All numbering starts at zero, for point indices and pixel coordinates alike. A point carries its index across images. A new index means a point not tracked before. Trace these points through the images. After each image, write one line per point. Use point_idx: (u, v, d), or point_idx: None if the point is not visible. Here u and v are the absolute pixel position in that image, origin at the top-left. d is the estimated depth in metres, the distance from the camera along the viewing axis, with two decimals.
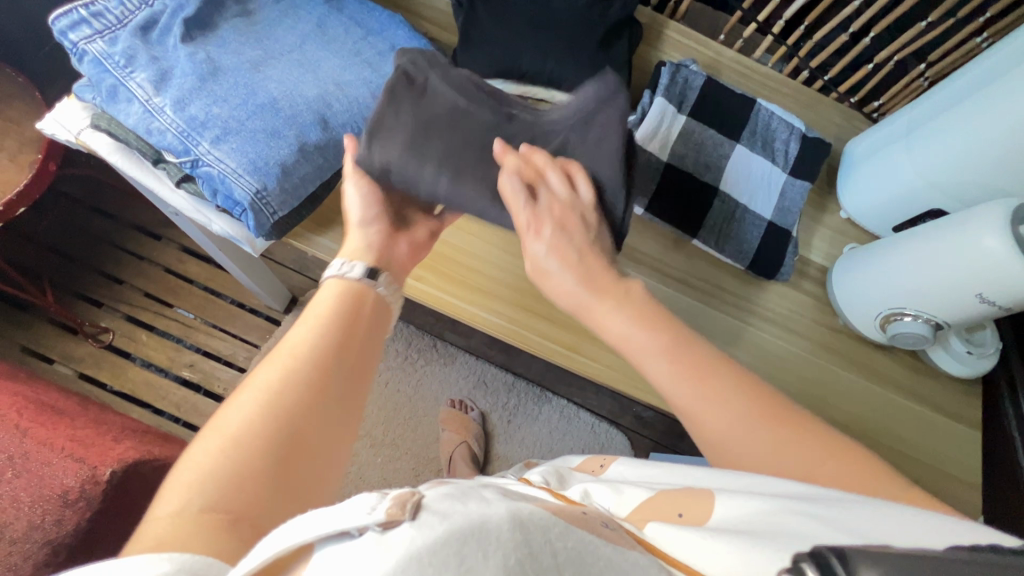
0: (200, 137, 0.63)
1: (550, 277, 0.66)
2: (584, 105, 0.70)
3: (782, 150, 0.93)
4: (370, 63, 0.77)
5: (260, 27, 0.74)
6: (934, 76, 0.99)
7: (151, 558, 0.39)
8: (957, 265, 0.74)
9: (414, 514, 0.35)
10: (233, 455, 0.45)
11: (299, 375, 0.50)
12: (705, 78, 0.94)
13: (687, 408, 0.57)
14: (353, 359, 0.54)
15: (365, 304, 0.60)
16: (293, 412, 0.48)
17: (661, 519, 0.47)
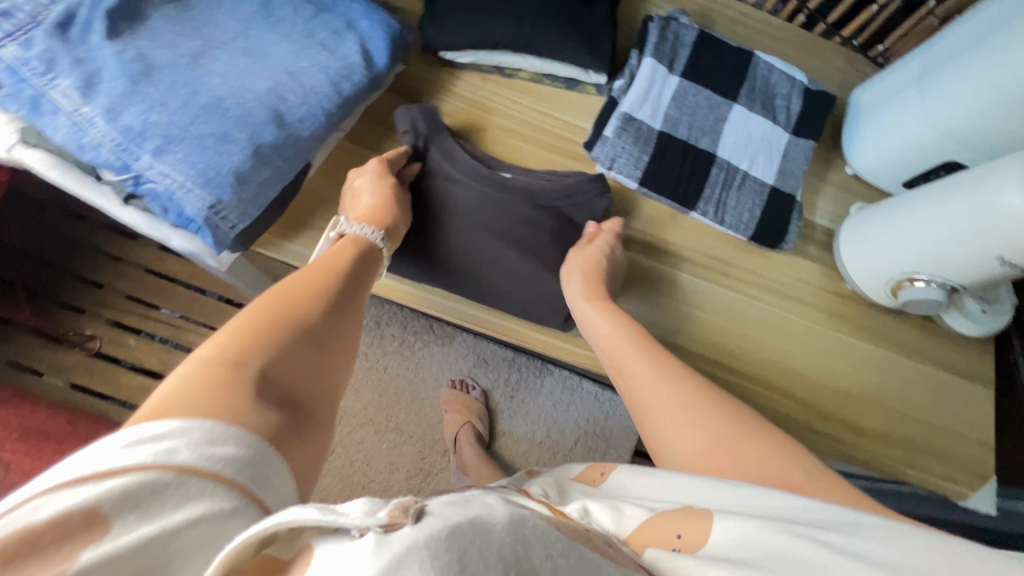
0: (140, 149, 0.57)
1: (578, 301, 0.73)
2: (542, 194, 0.77)
3: (783, 107, 0.86)
4: (326, 44, 0.69)
5: (196, 13, 0.66)
6: (945, 13, 0.90)
7: (210, 425, 0.35)
8: (977, 225, 0.69)
9: (416, 519, 0.33)
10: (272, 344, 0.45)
11: (316, 290, 0.54)
12: (697, 33, 0.86)
13: (664, 418, 0.57)
14: (360, 292, 0.59)
15: (368, 255, 0.65)
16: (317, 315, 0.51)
17: (660, 543, 0.45)
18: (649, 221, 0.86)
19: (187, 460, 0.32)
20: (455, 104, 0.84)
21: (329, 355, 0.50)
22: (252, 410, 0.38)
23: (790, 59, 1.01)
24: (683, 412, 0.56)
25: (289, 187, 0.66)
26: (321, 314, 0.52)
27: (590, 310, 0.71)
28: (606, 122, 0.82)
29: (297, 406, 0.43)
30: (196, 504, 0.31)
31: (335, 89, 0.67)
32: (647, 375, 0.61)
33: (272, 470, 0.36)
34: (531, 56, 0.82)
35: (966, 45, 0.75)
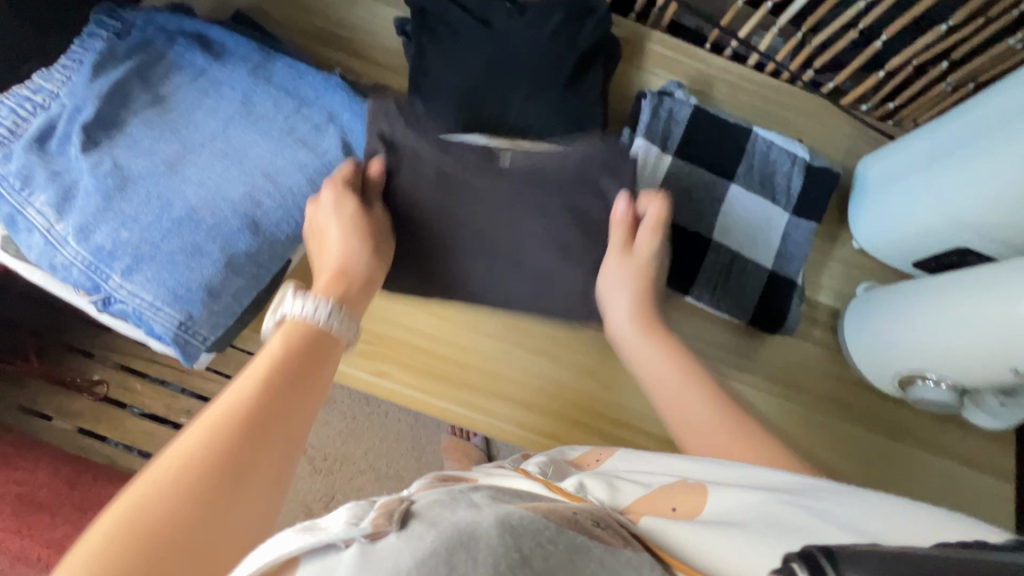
0: (110, 270, 0.56)
1: (608, 303, 0.68)
2: (559, 177, 0.63)
3: (783, 186, 0.83)
4: (306, 140, 0.69)
5: (176, 115, 0.65)
6: (958, 80, 0.89)
7: None
8: (985, 333, 0.65)
9: (401, 524, 0.37)
10: (117, 561, 0.34)
11: (225, 429, 0.41)
12: (691, 109, 0.83)
13: (725, 445, 0.54)
14: (296, 408, 0.45)
15: (312, 344, 0.51)
16: (191, 499, 0.38)
17: (655, 513, 0.48)
18: None
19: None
20: None
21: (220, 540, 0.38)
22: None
23: (794, 124, 0.97)
24: (729, 450, 0.54)
25: (266, 291, 0.65)
26: (217, 473, 0.39)
27: (646, 350, 0.65)
28: None
29: None
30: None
31: (313, 187, 0.66)
32: (707, 419, 0.57)
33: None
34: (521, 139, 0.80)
35: (977, 129, 0.71)
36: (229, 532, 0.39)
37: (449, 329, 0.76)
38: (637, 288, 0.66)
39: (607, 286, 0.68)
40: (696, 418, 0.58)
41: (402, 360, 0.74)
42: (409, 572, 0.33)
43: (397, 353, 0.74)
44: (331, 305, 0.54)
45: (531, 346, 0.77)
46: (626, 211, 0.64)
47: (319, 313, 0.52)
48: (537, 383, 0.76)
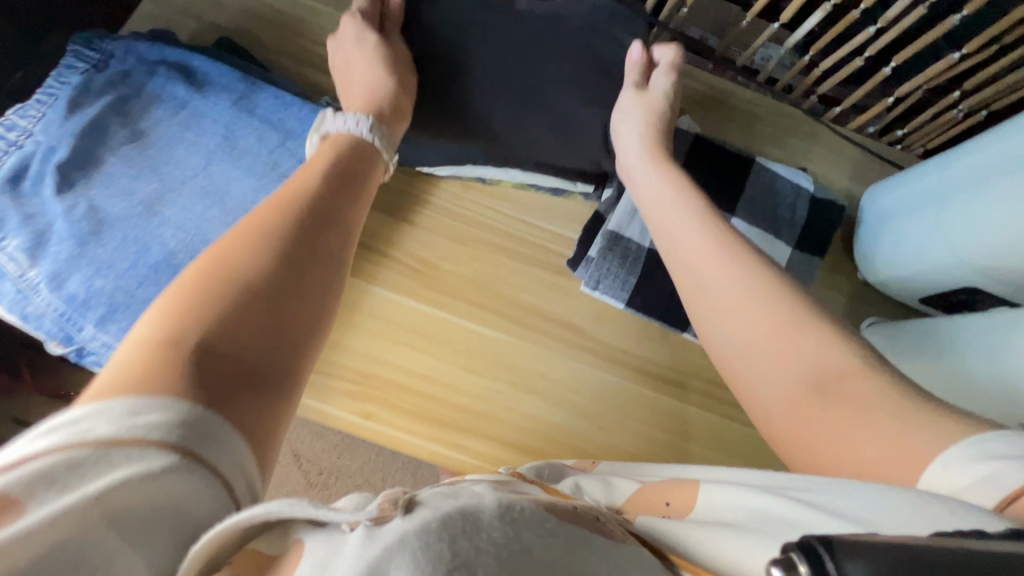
0: (84, 319, 0.54)
1: (618, 118, 0.78)
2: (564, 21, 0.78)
3: (788, 219, 0.80)
4: (290, 176, 0.66)
5: (155, 151, 0.63)
6: (969, 108, 0.87)
7: (112, 408, 0.36)
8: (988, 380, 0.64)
9: (406, 509, 0.38)
10: (218, 297, 0.47)
11: (263, 250, 0.52)
12: (693, 138, 0.81)
13: (721, 300, 0.61)
14: (321, 242, 0.56)
15: (358, 155, 0.65)
16: (268, 254, 0.52)
17: (652, 511, 0.54)
18: (639, 342, 0.80)
19: (105, 434, 0.34)
20: (432, 215, 0.79)
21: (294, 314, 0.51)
22: (180, 381, 0.40)
23: (798, 150, 0.94)
24: (730, 292, 0.61)
25: None
26: (259, 282, 0.49)
27: (646, 168, 0.73)
28: (591, 240, 0.78)
29: (247, 367, 0.45)
30: (120, 469, 0.33)
31: None
32: (708, 247, 0.64)
33: (198, 438, 0.38)
34: (517, 170, 0.79)
35: (990, 171, 0.68)
36: (296, 307, 0.51)
37: (441, 367, 0.74)
38: (655, 110, 0.76)
39: (618, 125, 0.78)
40: (694, 248, 0.65)
41: (391, 400, 0.72)
42: (416, 549, 0.34)
43: (386, 393, 0.72)
44: (372, 127, 0.68)
45: (523, 385, 0.75)
46: (641, 54, 0.79)
47: (356, 125, 0.66)
48: (528, 423, 0.74)
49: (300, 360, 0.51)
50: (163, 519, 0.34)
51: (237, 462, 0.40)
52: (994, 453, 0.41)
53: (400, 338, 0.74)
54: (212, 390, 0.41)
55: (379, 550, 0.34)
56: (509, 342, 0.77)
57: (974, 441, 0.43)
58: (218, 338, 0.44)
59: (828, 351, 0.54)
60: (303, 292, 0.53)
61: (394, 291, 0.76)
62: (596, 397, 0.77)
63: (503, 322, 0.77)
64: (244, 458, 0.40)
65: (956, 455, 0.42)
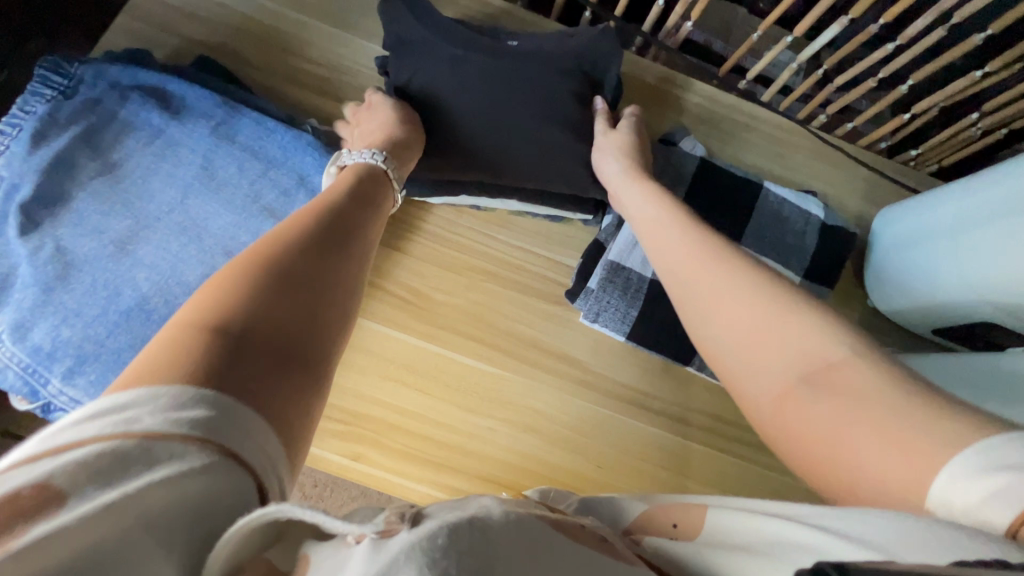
0: (49, 373, 0.52)
1: (603, 163, 0.72)
2: (553, 55, 0.74)
3: (796, 247, 0.76)
4: (272, 208, 0.63)
5: (127, 184, 0.59)
6: (989, 126, 0.82)
7: (150, 394, 0.30)
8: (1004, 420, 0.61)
9: (413, 523, 0.33)
10: (249, 285, 0.42)
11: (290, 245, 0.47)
12: (698, 161, 0.78)
13: (705, 301, 0.55)
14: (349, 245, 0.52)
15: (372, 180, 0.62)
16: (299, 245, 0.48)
17: (659, 533, 0.48)
18: (639, 375, 0.77)
19: (150, 427, 0.28)
20: (424, 243, 0.76)
21: (326, 302, 0.46)
22: (218, 361, 0.35)
23: (807, 171, 0.90)
24: (716, 293, 0.54)
25: None
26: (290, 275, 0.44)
27: (635, 185, 0.68)
28: (591, 270, 0.74)
29: (285, 354, 0.40)
30: (160, 468, 0.27)
31: None
32: (695, 256, 0.58)
33: (241, 434, 0.31)
34: (512, 199, 0.74)
35: (998, 207, 0.66)
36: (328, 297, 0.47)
37: (432, 405, 0.71)
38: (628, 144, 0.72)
39: (596, 160, 0.73)
40: (682, 257, 0.59)
41: (380, 440, 0.70)
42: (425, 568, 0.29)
43: (376, 432, 0.70)
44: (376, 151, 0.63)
45: (518, 422, 0.73)
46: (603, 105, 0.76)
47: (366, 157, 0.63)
48: (523, 461, 0.72)
49: (330, 360, 0.45)
50: (195, 522, 0.28)
51: (275, 460, 0.33)
52: (1005, 463, 0.33)
53: (389, 375, 0.71)
54: (249, 385, 0.35)
55: (387, 565, 0.29)
56: (504, 377, 0.74)
57: (986, 445, 0.35)
58: (253, 323, 0.39)
59: (815, 334, 0.47)
60: (333, 289, 0.47)
61: (383, 324, 0.72)
62: (593, 433, 0.74)
63: (497, 355, 0.74)
64: (280, 459, 0.34)
65: (959, 468, 0.34)
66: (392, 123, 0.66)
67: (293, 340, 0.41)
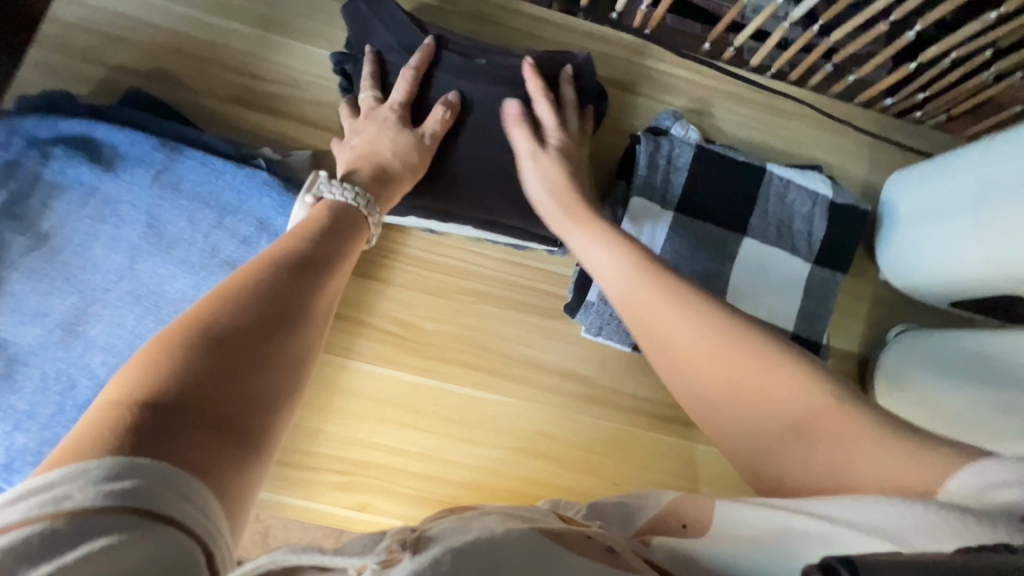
0: (11, 484, 0.48)
1: (529, 190, 0.64)
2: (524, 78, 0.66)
3: (803, 232, 0.72)
4: (234, 261, 0.57)
5: (65, 257, 0.54)
6: (1002, 70, 0.76)
7: (69, 472, 0.26)
8: None
9: (415, 549, 0.31)
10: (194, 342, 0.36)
11: (252, 286, 0.42)
12: (693, 150, 0.71)
13: (663, 329, 0.50)
14: (314, 292, 0.46)
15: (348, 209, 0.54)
16: (259, 296, 0.42)
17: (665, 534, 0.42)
18: (648, 383, 0.73)
19: (84, 502, 0.26)
20: (407, 270, 0.70)
21: (280, 359, 0.40)
22: (146, 427, 0.30)
23: (807, 140, 0.84)
24: (669, 320, 0.50)
25: None
26: (250, 319, 0.40)
27: (567, 226, 0.61)
28: (589, 285, 0.69)
29: (224, 420, 0.34)
30: (96, 541, 0.25)
31: None
32: (651, 285, 0.52)
33: (175, 498, 0.28)
34: (470, 227, 0.67)
35: (1012, 177, 0.62)
36: (283, 352, 0.41)
37: (435, 440, 0.68)
38: (563, 167, 0.64)
39: (524, 183, 0.64)
40: (637, 292, 0.53)
41: (385, 483, 0.67)
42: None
43: (380, 475, 0.67)
44: (365, 194, 0.55)
45: (527, 449, 0.69)
46: (518, 108, 0.64)
47: (348, 196, 0.54)
48: (534, 487, 0.69)
49: (286, 415, 0.40)
50: None
51: (214, 518, 0.30)
52: (1000, 480, 0.31)
53: (386, 416, 0.67)
54: (181, 443, 0.31)
55: None
56: (506, 404, 0.70)
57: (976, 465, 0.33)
58: (186, 391, 0.33)
59: (778, 369, 0.44)
60: (296, 339, 0.42)
61: (374, 363, 0.68)
62: (604, 449, 0.71)
63: (497, 381, 0.70)
64: (223, 518, 0.30)
65: (955, 491, 0.33)
66: (390, 157, 0.59)
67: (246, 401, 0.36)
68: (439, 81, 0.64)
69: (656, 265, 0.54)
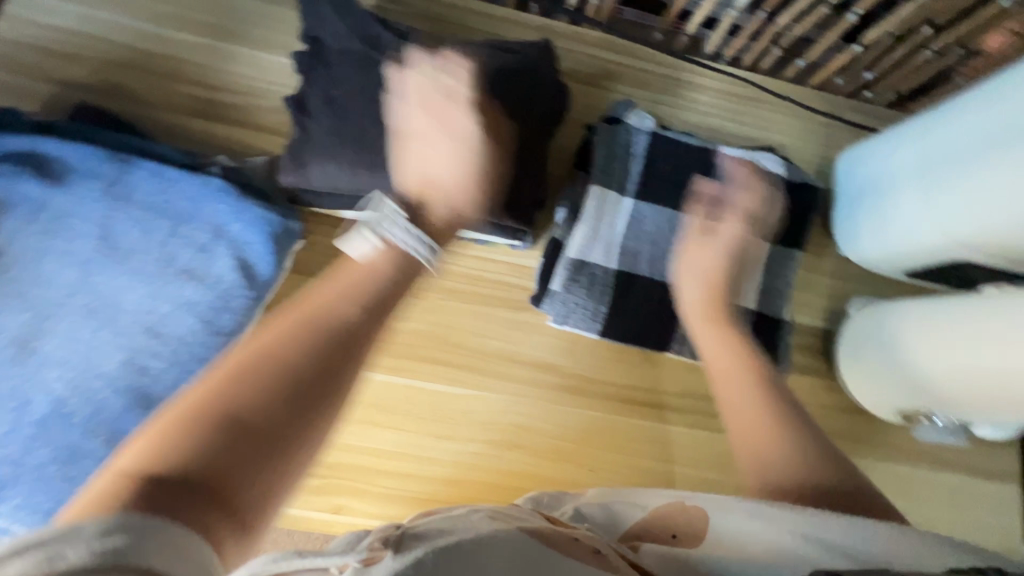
0: None
1: (704, 250, 0.69)
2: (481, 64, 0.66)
3: (759, 211, 0.74)
4: (191, 270, 0.57)
5: (15, 274, 0.53)
6: (944, 46, 0.78)
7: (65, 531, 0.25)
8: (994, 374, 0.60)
9: (397, 548, 0.36)
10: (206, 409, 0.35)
11: (271, 347, 0.40)
12: (648, 137, 0.73)
13: (724, 376, 0.61)
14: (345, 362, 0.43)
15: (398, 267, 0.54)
16: (277, 357, 0.40)
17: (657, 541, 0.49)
18: (618, 369, 0.74)
19: (78, 559, 0.24)
20: None
21: (299, 422, 0.38)
22: (150, 495, 0.29)
23: (762, 122, 0.86)
24: (733, 395, 0.59)
25: None
26: (268, 383, 0.38)
27: (703, 327, 0.66)
28: (552, 273, 0.70)
29: (229, 488, 0.33)
30: None
31: (210, 329, 0.56)
32: (731, 362, 0.61)
33: (166, 552, 0.27)
34: None
35: (960, 146, 0.62)
36: (304, 414, 0.38)
37: (409, 439, 0.68)
38: (722, 250, 0.69)
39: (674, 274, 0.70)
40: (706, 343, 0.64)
41: (360, 484, 0.67)
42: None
43: (355, 477, 0.67)
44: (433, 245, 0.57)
45: (501, 441, 0.70)
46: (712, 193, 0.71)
47: (415, 246, 0.56)
48: (511, 478, 0.70)
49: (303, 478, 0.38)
50: None
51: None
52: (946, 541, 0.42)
53: (357, 417, 0.67)
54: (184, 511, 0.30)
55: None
56: (478, 398, 0.70)
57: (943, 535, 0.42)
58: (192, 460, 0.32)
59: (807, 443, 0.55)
60: (324, 410, 0.40)
61: None
62: (578, 436, 0.72)
63: (468, 376, 0.70)
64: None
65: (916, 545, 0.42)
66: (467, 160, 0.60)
67: (260, 476, 0.35)
68: (396, 68, 0.63)
69: (744, 343, 0.64)
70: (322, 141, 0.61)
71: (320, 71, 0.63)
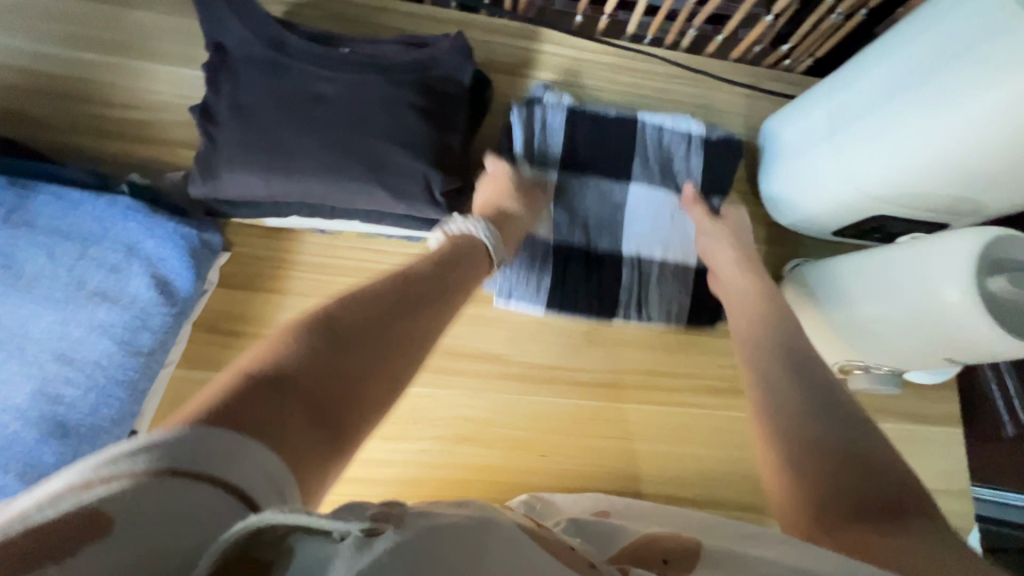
0: None
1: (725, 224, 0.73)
2: (391, 62, 0.66)
3: (685, 172, 0.76)
4: (104, 292, 0.55)
5: None
6: (847, 10, 0.80)
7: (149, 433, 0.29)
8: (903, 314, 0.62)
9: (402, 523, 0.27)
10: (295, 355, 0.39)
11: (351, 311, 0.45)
12: (569, 110, 0.73)
13: (746, 329, 0.65)
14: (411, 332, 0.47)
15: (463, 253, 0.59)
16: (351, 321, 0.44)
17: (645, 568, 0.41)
18: (565, 352, 0.74)
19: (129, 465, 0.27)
20: (303, 277, 0.69)
21: (367, 379, 0.42)
22: (243, 410, 0.33)
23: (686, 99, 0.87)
24: (755, 334, 0.64)
25: None
26: (347, 340, 0.42)
27: (732, 273, 0.70)
28: None
29: (307, 420, 0.36)
30: (111, 485, 0.26)
31: (128, 350, 0.54)
32: (752, 305, 0.66)
33: (224, 458, 0.29)
34: (357, 222, 0.67)
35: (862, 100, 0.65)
36: (372, 377, 0.42)
37: None
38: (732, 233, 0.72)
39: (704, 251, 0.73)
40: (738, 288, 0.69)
41: None
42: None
43: None
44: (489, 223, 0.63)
45: (452, 436, 0.69)
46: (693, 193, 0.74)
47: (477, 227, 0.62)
48: (466, 472, 0.69)
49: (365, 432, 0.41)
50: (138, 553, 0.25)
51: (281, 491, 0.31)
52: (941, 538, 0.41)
53: None
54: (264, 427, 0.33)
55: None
56: (425, 395, 0.70)
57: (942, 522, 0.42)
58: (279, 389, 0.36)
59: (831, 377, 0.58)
60: (388, 374, 0.44)
61: None
62: (530, 423, 0.72)
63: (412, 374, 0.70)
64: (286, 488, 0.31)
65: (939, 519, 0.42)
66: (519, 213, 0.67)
67: (332, 422, 0.38)
68: (303, 74, 0.63)
69: (766, 287, 0.68)
70: (232, 149, 0.60)
71: (226, 80, 0.62)
